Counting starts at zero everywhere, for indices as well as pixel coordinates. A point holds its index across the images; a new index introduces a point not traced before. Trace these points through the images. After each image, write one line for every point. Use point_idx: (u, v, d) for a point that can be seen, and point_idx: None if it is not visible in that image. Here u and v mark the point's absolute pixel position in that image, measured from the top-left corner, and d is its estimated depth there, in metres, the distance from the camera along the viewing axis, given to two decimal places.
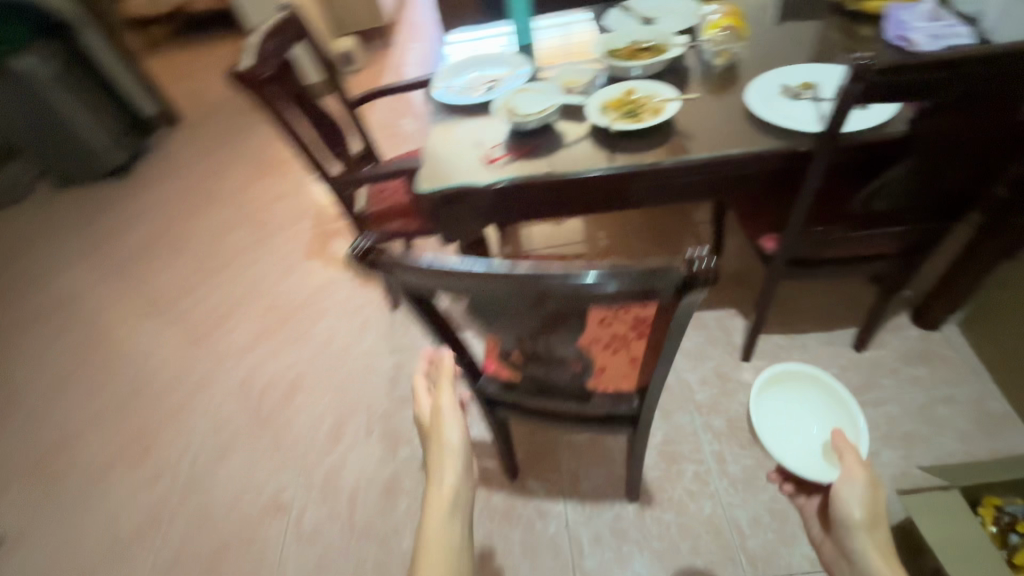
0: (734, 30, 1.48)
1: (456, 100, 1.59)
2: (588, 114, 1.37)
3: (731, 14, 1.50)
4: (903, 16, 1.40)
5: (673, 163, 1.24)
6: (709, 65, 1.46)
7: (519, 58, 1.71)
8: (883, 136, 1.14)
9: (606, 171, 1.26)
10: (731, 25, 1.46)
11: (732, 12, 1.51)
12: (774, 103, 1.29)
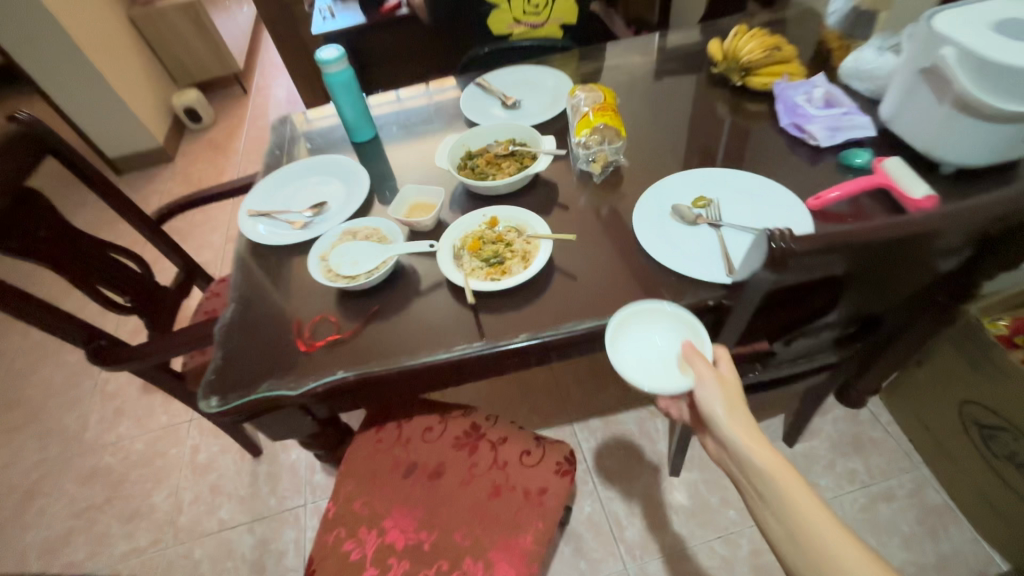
0: (615, 118, 1.17)
1: (269, 237, 1.18)
2: (437, 262, 1.04)
3: (606, 105, 1.19)
4: (794, 100, 1.22)
5: (556, 335, 0.92)
6: (586, 171, 1.20)
7: (353, 164, 1.33)
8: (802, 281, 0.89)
9: (466, 350, 0.92)
10: (609, 115, 1.17)
11: (606, 102, 1.20)
12: (667, 232, 1.02)
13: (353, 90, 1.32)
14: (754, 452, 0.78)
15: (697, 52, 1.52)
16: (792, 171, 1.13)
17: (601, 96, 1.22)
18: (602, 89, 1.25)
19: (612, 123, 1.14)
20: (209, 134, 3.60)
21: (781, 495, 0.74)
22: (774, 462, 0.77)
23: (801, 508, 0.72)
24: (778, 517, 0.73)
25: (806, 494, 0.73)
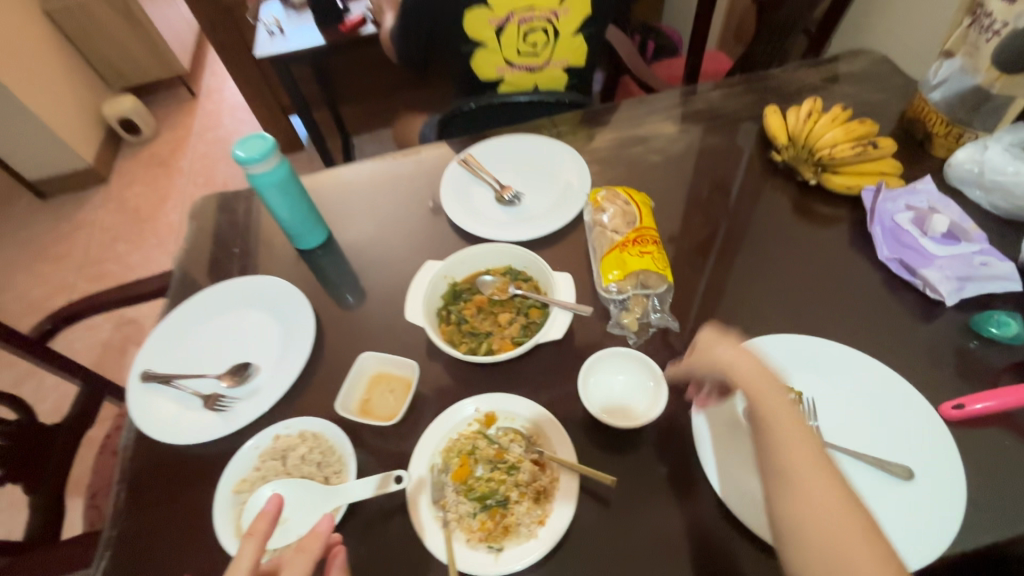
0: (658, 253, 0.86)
1: (166, 427, 0.82)
2: (408, 501, 0.70)
3: (645, 230, 0.88)
4: (893, 219, 0.92)
5: None
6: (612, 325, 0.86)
7: (293, 293, 0.96)
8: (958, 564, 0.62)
9: None
10: (650, 252, 0.85)
11: (645, 224, 0.89)
12: (745, 456, 0.70)
13: (295, 192, 0.96)
14: (734, 361, 0.63)
15: (747, 120, 1.18)
16: (904, 336, 0.83)
17: (637, 212, 0.91)
18: (640, 199, 0.94)
19: (655, 265, 0.84)
20: (148, 148, 3.09)
21: (762, 420, 0.58)
22: (776, 412, 0.58)
23: (773, 443, 0.57)
24: (764, 443, 0.58)
25: (809, 451, 0.55)
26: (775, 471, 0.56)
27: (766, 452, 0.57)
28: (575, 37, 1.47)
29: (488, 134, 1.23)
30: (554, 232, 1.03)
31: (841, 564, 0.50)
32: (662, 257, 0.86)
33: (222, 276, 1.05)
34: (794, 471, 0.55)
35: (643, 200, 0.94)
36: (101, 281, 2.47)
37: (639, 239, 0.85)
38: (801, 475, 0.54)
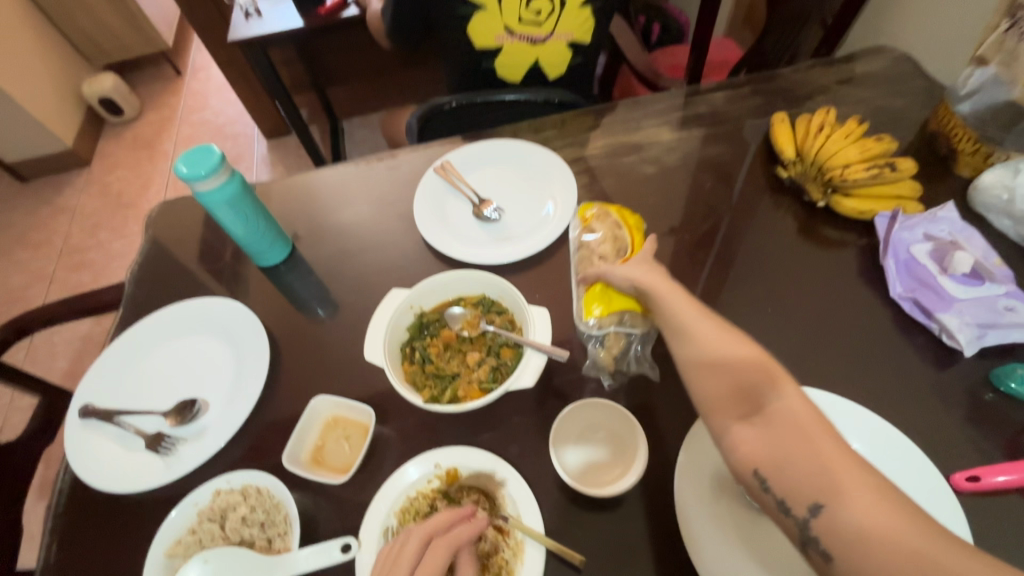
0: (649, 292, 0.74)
1: (104, 471, 0.76)
2: (357, 574, 0.63)
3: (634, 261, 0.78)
4: (909, 251, 0.83)
5: None
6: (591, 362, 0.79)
7: (249, 319, 0.89)
8: None
9: None
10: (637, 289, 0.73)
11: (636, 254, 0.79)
12: (726, 529, 0.63)
13: (249, 209, 0.87)
14: (695, 327, 0.60)
15: (752, 127, 1.08)
16: (914, 384, 0.75)
17: (628, 240, 0.81)
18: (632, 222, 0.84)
19: (642, 304, 0.72)
20: (133, 129, 2.89)
21: (714, 358, 0.57)
22: (743, 351, 0.56)
23: (731, 378, 0.55)
24: (706, 367, 0.57)
25: (779, 390, 0.52)
26: (722, 410, 0.54)
27: (705, 385, 0.56)
28: (581, 9, 1.35)
29: (468, 136, 1.12)
30: (535, 253, 0.94)
31: (866, 517, 0.44)
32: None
33: (177, 296, 0.98)
34: (761, 398, 0.52)
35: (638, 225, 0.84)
36: (84, 270, 2.33)
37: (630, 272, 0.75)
38: (766, 412, 0.51)
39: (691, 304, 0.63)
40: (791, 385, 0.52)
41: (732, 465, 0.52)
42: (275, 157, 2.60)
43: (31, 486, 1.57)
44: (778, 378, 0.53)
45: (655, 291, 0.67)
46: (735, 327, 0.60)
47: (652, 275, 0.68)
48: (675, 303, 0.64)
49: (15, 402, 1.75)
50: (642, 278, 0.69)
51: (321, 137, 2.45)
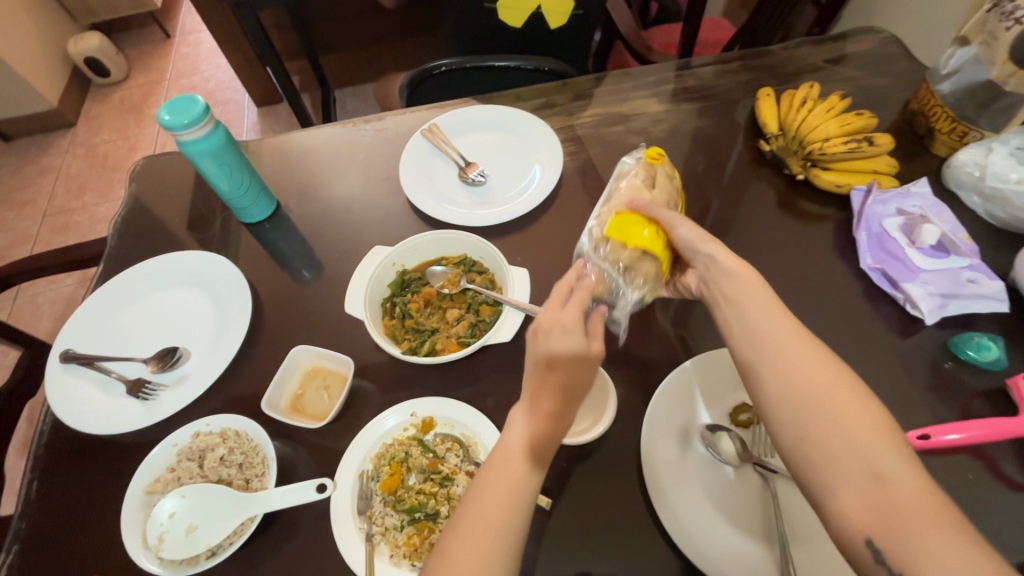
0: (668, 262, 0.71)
1: (84, 413, 0.77)
2: (331, 511, 0.65)
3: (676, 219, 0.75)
4: (881, 224, 0.86)
5: None
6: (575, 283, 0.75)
7: (232, 273, 0.90)
8: None
9: None
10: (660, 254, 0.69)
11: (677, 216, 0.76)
12: (690, 477, 0.66)
13: (233, 162, 0.86)
14: (802, 358, 0.57)
15: (740, 102, 1.09)
16: (878, 350, 0.77)
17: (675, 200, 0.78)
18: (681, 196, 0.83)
19: (659, 251, 0.69)
20: (120, 91, 2.83)
21: (823, 410, 0.54)
22: (851, 404, 0.53)
23: (840, 433, 0.52)
24: (814, 416, 0.54)
25: (894, 456, 0.50)
26: (829, 465, 0.51)
27: (812, 434, 0.53)
28: None
29: (457, 101, 1.12)
30: (519, 218, 0.96)
31: None
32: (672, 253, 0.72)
33: (161, 249, 0.98)
34: (873, 462, 0.50)
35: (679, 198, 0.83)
36: (68, 232, 2.29)
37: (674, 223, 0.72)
38: (885, 480, 0.49)
39: (790, 328, 0.60)
40: (901, 452, 0.50)
41: (838, 532, 0.50)
42: (266, 124, 2.56)
43: (12, 443, 1.56)
44: (889, 439, 0.51)
45: (732, 306, 0.63)
46: (843, 370, 0.57)
47: (732, 280, 0.64)
48: (765, 319, 0.60)
49: None
50: (728, 271, 0.65)
51: (313, 105, 2.41)
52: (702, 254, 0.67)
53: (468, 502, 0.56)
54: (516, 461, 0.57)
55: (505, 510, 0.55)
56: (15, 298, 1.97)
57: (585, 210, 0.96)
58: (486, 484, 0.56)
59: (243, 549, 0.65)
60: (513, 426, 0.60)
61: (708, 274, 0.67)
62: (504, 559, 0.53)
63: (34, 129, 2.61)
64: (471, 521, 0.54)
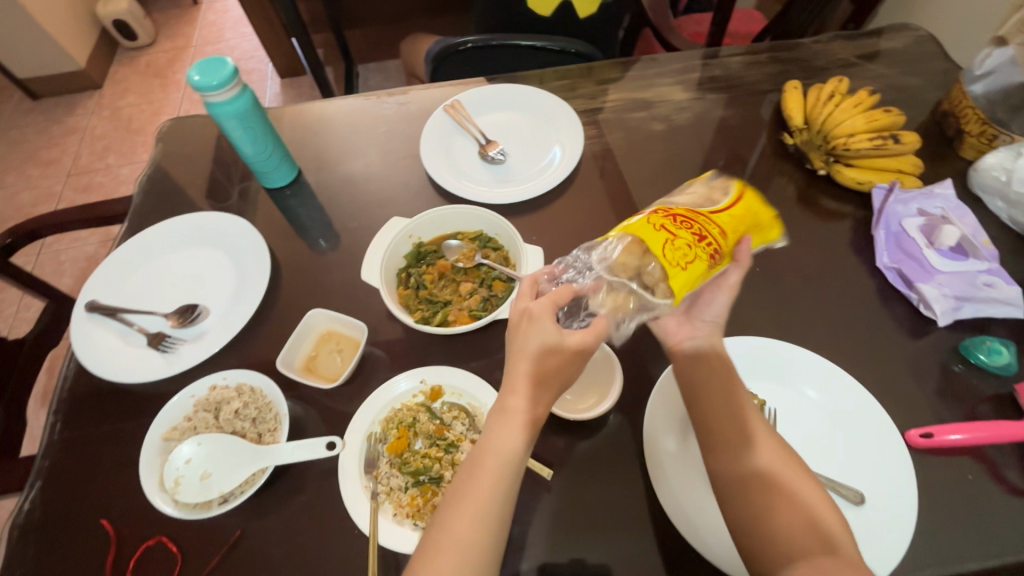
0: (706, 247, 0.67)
1: (106, 360, 0.80)
2: (339, 469, 0.68)
3: (714, 225, 0.66)
4: (900, 223, 0.85)
5: None
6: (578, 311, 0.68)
7: (252, 236, 0.92)
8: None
9: None
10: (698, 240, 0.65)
11: (718, 223, 0.66)
12: (692, 462, 0.67)
13: (257, 124, 0.87)
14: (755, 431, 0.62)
15: (766, 94, 1.07)
16: (887, 349, 0.78)
17: (720, 206, 0.69)
18: (763, 210, 0.72)
19: (658, 247, 0.61)
20: (147, 55, 2.85)
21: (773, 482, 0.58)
22: (809, 490, 0.58)
23: (800, 523, 0.55)
24: (780, 503, 0.57)
25: (847, 537, 0.54)
26: (789, 550, 0.54)
27: (777, 520, 0.56)
28: None
29: (481, 79, 1.13)
30: (536, 197, 0.96)
31: None
32: (682, 256, 0.61)
33: (184, 209, 1.00)
34: (831, 544, 0.53)
35: (761, 215, 0.71)
36: (91, 191, 2.32)
37: (692, 221, 0.64)
38: (838, 554, 0.52)
39: (757, 417, 0.63)
40: (848, 535, 0.55)
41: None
42: (288, 96, 2.57)
43: (32, 392, 1.61)
44: (840, 524, 0.56)
45: (715, 389, 0.65)
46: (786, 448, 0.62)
47: (715, 360, 0.68)
48: (720, 391, 0.65)
49: (21, 312, 1.79)
50: (712, 362, 0.67)
51: (335, 78, 2.41)
52: (709, 319, 0.71)
53: (441, 517, 0.57)
54: (486, 469, 0.58)
55: (476, 517, 0.56)
56: (39, 254, 2.01)
57: (602, 194, 0.96)
58: (458, 497, 0.58)
59: (252, 499, 0.68)
60: (486, 442, 0.60)
61: (704, 341, 0.70)
62: (476, 562, 0.54)
63: (63, 88, 2.64)
64: (443, 532, 0.56)
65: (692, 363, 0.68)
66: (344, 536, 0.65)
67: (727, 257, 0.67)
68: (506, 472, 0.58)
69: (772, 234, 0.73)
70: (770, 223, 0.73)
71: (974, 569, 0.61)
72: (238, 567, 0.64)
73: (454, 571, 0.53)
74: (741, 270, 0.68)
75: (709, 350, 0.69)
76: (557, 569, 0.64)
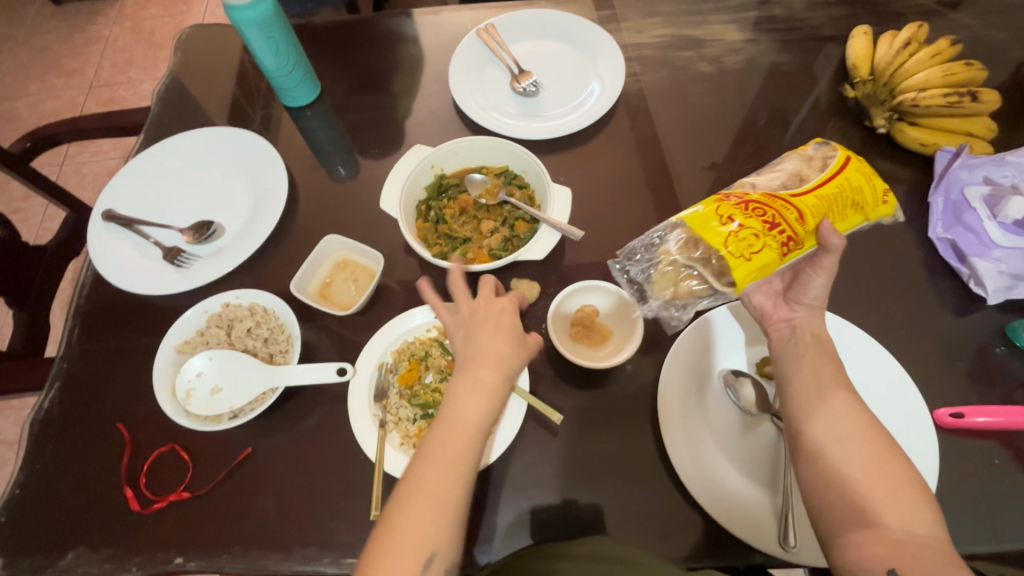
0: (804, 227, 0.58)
1: (121, 270, 0.79)
2: (349, 397, 0.67)
3: (792, 210, 0.58)
4: (963, 191, 0.78)
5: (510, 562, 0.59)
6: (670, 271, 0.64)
7: (272, 153, 0.88)
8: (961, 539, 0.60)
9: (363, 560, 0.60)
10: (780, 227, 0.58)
11: (799, 207, 0.58)
12: (703, 415, 0.66)
13: (280, 37, 0.82)
14: (806, 390, 0.59)
15: (831, 39, 0.97)
16: (927, 325, 0.73)
17: (805, 187, 0.60)
18: (861, 186, 0.61)
19: (718, 241, 0.58)
20: None
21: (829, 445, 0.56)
22: (879, 465, 0.54)
23: (845, 489, 0.53)
24: (839, 476, 0.54)
25: (918, 511, 0.51)
26: (852, 515, 0.52)
27: (833, 489, 0.54)
28: None
29: (520, 3, 1.04)
30: (568, 136, 0.91)
31: None
32: (748, 247, 0.57)
33: (202, 123, 0.97)
34: (895, 517, 0.50)
35: (860, 195, 0.60)
36: (113, 105, 2.28)
37: (764, 208, 0.58)
38: (907, 529, 0.49)
39: (838, 390, 0.59)
40: (925, 509, 0.51)
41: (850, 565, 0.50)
42: None
43: (55, 301, 1.64)
44: (914, 498, 0.52)
45: (799, 367, 0.61)
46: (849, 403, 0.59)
47: (811, 340, 0.62)
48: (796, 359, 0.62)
49: (44, 223, 1.81)
50: (807, 345, 0.62)
51: None
52: (805, 304, 0.63)
53: (409, 485, 0.54)
54: (460, 439, 0.56)
55: (449, 483, 0.54)
56: (62, 165, 2.00)
57: (639, 138, 0.90)
58: (427, 461, 0.55)
59: (262, 417, 0.69)
60: (449, 412, 0.57)
61: (803, 325, 0.63)
62: (453, 522, 0.53)
63: None
64: (418, 496, 0.53)
65: (784, 342, 0.63)
66: (349, 461, 0.66)
67: (807, 241, 0.59)
68: (476, 443, 0.57)
69: (870, 216, 0.61)
70: (868, 205, 0.61)
71: (983, 552, 0.60)
72: (245, 481, 0.65)
73: (434, 533, 0.51)
74: (836, 254, 0.57)
75: (805, 334, 0.63)
76: (551, 510, 0.64)
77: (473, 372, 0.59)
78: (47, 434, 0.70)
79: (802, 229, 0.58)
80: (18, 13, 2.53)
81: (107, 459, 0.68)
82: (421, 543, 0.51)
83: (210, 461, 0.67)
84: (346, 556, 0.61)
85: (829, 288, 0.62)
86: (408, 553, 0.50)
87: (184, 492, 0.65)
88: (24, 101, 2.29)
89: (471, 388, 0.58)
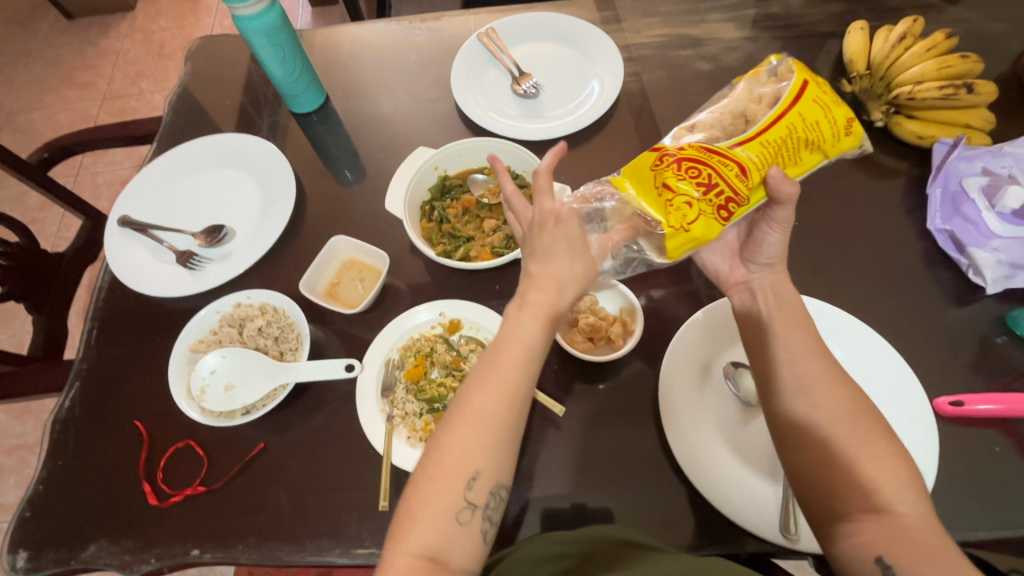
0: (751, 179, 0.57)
1: (136, 274, 0.82)
2: (357, 391, 0.70)
3: (734, 165, 0.56)
4: (961, 181, 0.79)
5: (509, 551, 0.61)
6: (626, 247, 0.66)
7: (280, 158, 0.91)
8: (957, 529, 0.60)
9: (370, 549, 0.62)
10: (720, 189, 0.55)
11: (742, 161, 0.56)
12: (705, 411, 0.66)
13: (286, 45, 0.85)
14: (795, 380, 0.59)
15: (829, 36, 0.98)
16: (928, 316, 0.74)
17: (750, 133, 0.58)
18: (817, 121, 0.58)
19: (657, 208, 0.56)
20: None
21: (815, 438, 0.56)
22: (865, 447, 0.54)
23: (837, 480, 0.54)
24: (824, 464, 0.55)
25: (903, 494, 0.52)
26: (842, 502, 0.53)
27: (824, 478, 0.54)
28: None
29: (520, 6, 1.06)
30: (568, 137, 0.92)
31: None
32: (684, 215, 0.54)
33: (213, 131, 0.99)
34: (879, 501, 0.52)
35: (814, 132, 0.58)
36: (125, 116, 2.32)
37: (697, 166, 0.56)
38: (886, 513, 0.51)
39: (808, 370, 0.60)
40: (910, 494, 0.52)
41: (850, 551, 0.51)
42: (318, 25, 2.28)
43: (72, 307, 1.68)
44: (898, 480, 0.53)
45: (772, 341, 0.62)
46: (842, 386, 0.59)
47: (773, 301, 0.64)
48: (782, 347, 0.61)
49: (61, 232, 1.85)
50: (769, 306, 0.64)
51: None
52: (764, 263, 0.66)
53: (440, 442, 0.55)
54: (505, 366, 0.57)
55: (500, 403, 0.56)
56: (77, 176, 2.04)
57: (639, 136, 0.92)
58: (476, 388, 0.57)
59: (276, 412, 0.71)
60: (501, 333, 0.59)
61: (762, 286, 0.66)
62: (494, 444, 0.54)
63: (99, 9, 2.59)
64: (462, 419, 0.55)
65: (749, 315, 0.65)
66: (359, 455, 0.68)
67: (756, 194, 0.57)
68: (528, 358, 0.58)
69: (829, 152, 0.59)
70: (828, 140, 0.59)
71: (984, 538, 0.60)
72: (259, 475, 0.67)
73: (478, 456, 0.54)
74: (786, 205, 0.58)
75: (768, 298, 0.65)
76: (556, 514, 0.65)
77: (524, 292, 0.61)
78: (67, 430, 0.72)
79: (746, 186, 0.56)
80: (32, 28, 2.58)
81: (124, 456, 0.70)
82: (465, 464, 0.54)
83: (224, 455, 0.69)
84: (357, 546, 0.62)
85: (784, 242, 0.64)
86: (452, 473, 0.54)
87: (198, 486, 0.67)
88: (40, 115, 2.34)
89: (521, 307, 0.59)
